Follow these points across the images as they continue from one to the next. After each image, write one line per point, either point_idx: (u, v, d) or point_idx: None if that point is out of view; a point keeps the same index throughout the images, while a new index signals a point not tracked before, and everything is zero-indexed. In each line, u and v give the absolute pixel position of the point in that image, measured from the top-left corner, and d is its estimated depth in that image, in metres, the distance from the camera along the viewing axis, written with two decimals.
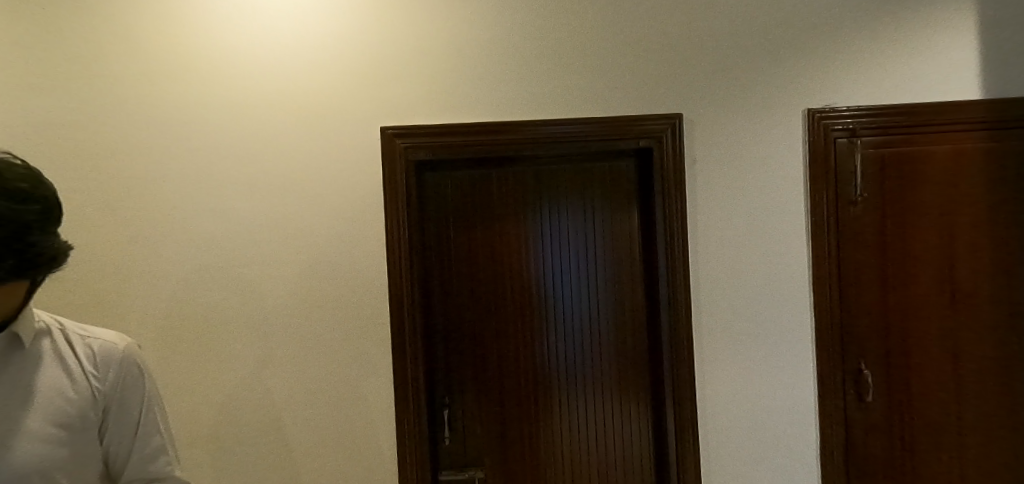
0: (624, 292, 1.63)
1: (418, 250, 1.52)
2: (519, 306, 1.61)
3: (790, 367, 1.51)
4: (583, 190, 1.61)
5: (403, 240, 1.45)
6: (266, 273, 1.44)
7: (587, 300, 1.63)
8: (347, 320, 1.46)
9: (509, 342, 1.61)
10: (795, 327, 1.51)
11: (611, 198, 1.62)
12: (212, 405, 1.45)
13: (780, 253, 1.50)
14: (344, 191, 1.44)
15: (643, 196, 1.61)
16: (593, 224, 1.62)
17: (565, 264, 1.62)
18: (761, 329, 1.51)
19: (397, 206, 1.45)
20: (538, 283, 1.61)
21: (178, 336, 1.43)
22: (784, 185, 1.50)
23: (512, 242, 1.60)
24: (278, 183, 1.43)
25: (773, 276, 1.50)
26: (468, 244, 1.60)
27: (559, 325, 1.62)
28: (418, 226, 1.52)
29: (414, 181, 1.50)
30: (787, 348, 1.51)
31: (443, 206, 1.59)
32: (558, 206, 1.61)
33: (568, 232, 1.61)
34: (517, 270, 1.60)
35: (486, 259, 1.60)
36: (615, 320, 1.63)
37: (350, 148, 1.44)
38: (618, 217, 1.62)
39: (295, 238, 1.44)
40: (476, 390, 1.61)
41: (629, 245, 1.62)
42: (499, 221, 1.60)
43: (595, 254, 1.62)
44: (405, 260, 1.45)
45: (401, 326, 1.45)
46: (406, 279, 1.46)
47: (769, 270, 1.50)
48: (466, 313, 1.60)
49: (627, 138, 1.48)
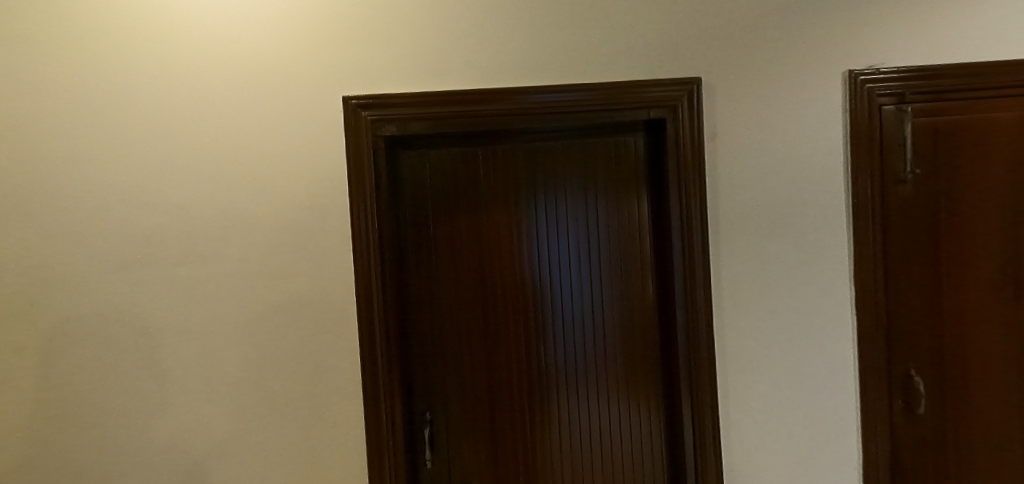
0: (632, 288, 1.41)
1: (391, 243, 1.30)
2: (511, 305, 1.39)
3: (826, 374, 1.30)
4: (584, 171, 1.39)
5: (372, 231, 1.23)
6: (214, 272, 1.25)
7: (590, 297, 1.41)
8: (309, 324, 1.26)
9: (500, 346, 1.40)
10: (832, 327, 1.29)
11: (616, 179, 1.39)
12: (163, 423, 1.27)
13: (816, 242, 1.28)
14: (302, 174, 1.23)
15: (653, 177, 1.38)
16: (595, 210, 1.40)
17: (565, 257, 1.40)
18: (793, 330, 1.29)
19: (364, 192, 1.22)
20: (533, 278, 1.40)
21: (121, 345, 1.25)
22: (821, 161, 1.27)
23: (502, 232, 1.38)
24: (225, 168, 1.23)
25: (807, 269, 1.28)
26: (450, 236, 1.38)
27: (558, 328, 1.41)
28: (390, 214, 1.30)
29: (385, 162, 1.28)
30: (824, 352, 1.30)
31: (420, 191, 1.38)
32: (554, 190, 1.39)
33: (567, 219, 1.39)
34: (508, 263, 1.39)
35: (472, 252, 1.38)
36: (621, 320, 1.42)
37: (307, 124, 1.23)
38: (625, 202, 1.40)
39: (250, 232, 1.24)
40: (463, 402, 1.41)
41: (638, 233, 1.40)
42: (487, 207, 1.38)
43: (598, 245, 1.40)
44: (374, 255, 1.24)
45: (372, 332, 1.25)
46: (377, 277, 1.24)
47: (801, 262, 1.28)
48: (450, 314, 1.39)
49: (635, 107, 1.25)
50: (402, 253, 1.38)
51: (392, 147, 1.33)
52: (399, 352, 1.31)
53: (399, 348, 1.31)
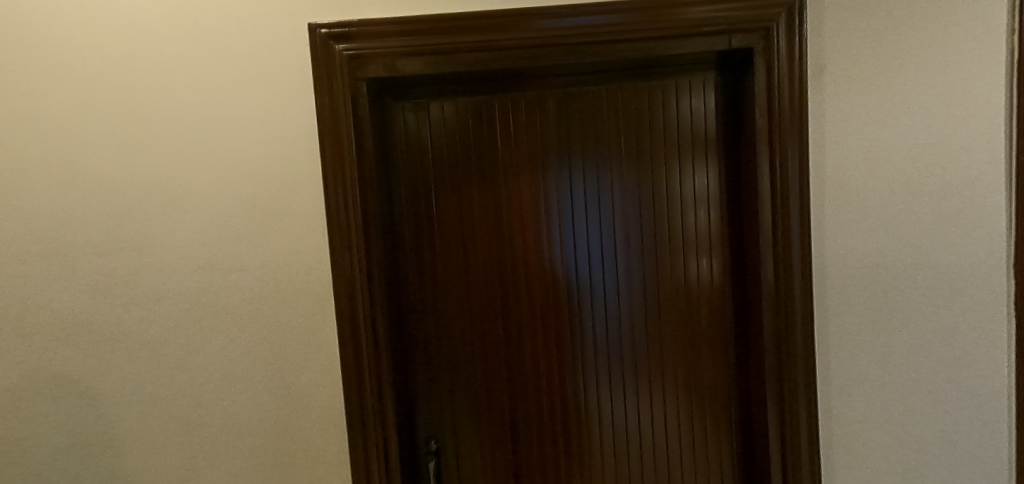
0: (696, 281, 1.08)
1: (382, 225, 0.99)
2: (538, 304, 1.08)
3: (987, 407, 0.92)
4: (634, 128, 1.05)
5: (354, 209, 0.92)
6: (142, 263, 0.93)
7: (641, 294, 1.09)
8: (274, 332, 0.95)
9: (523, 356, 1.10)
10: (1000, 342, 0.90)
11: (676, 138, 1.05)
12: (87, 465, 0.97)
13: (975, 219, 0.89)
14: (256, 132, 0.91)
15: (727, 134, 1.04)
16: (648, 179, 1.06)
17: (609, 241, 1.07)
18: (936, 343, 0.92)
19: (341, 157, 0.90)
20: (565, 269, 1.08)
21: (26, 365, 0.95)
22: (988, 102, 0.88)
23: (525, 209, 1.06)
24: (152, 125, 0.91)
25: (961, 258, 0.90)
26: (460, 214, 1.07)
27: (599, 332, 1.09)
28: (379, 187, 0.98)
29: (371, 116, 0.96)
30: (983, 376, 0.92)
31: (419, 157, 1.06)
32: (594, 153, 1.05)
33: (611, 193, 1.06)
34: (534, 251, 1.07)
35: (488, 236, 1.07)
36: (682, 323, 1.09)
37: (261, 61, 0.90)
38: (689, 168, 1.05)
39: (189, 213, 0.93)
40: (478, 424, 1.11)
41: (705, 209, 1.06)
42: (506, 177, 1.06)
43: (652, 226, 1.07)
44: (358, 242, 0.92)
45: (358, 343, 0.94)
46: (362, 270, 0.93)
47: (950, 246, 0.90)
48: (461, 316, 1.09)
49: (712, 32, 0.90)
50: (396, 237, 1.07)
51: (379, 97, 1.00)
52: (394, 366, 1.01)
53: (394, 362, 1.01)
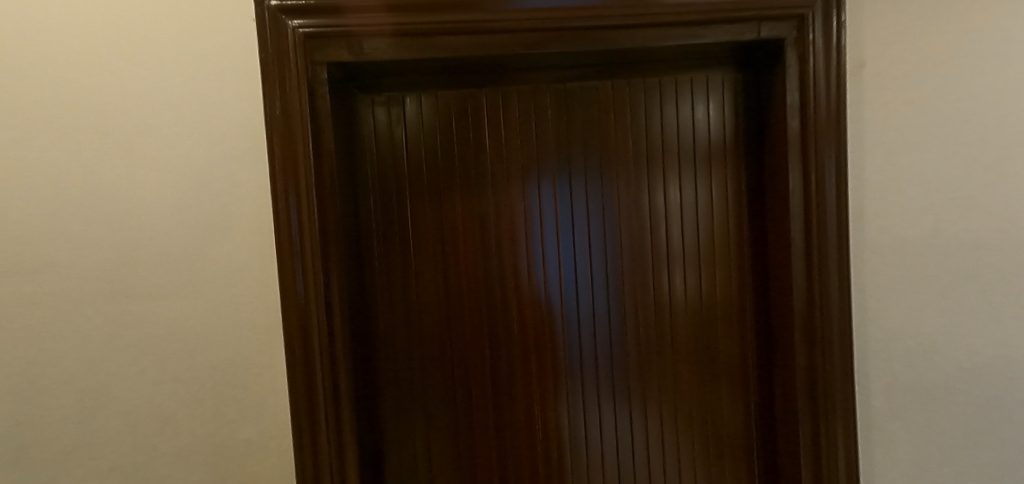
0: (710, 306, 0.94)
1: (345, 243, 0.82)
2: (531, 333, 0.93)
3: None
4: (641, 132, 0.91)
5: (311, 222, 0.74)
6: (1, 297, 0.69)
7: (648, 322, 0.94)
8: (197, 382, 0.73)
9: (514, 394, 0.94)
10: None
11: (689, 144, 0.91)
12: None
13: None
14: (179, 125, 0.71)
15: (745, 140, 0.90)
16: (657, 191, 0.92)
17: (611, 262, 0.93)
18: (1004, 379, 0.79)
19: (295, 157, 0.73)
20: (563, 292, 0.93)
21: None
22: None
23: (516, 223, 0.91)
24: (29, 111, 0.68)
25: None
26: (438, 230, 0.91)
27: (601, 367, 0.94)
28: (342, 197, 0.81)
29: (333, 111, 0.79)
30: None
31: (393, 164, 0.90)
32: (596, 160, 0.91)
33: (614, 205, 0.92)
34: (526, 272, 0.92)
35: (472, 255, 0.91)
36: (694, 354, 0.95)
37: (187, 34, 0.71)
38: (702, 178, 0.92)
39: (80, 228, 0.70)
40: (460, 476, 0.94)
41: (721, 224, 0.92)
42: (493, 186, 0.90)
43: (661, 244, 0.93)
44: (313, 264, 0.74)
45: (313, 389, 0.76)
46: (318, 299, 0.75)
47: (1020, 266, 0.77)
48: (440, 349, 0.92)
49: (740, 18, 0.77)
50: (361, 257, 0.90)
51: (342, 89, 0.83)
52: (357, 414, 0.83)
53: (358, 408, 0.83)
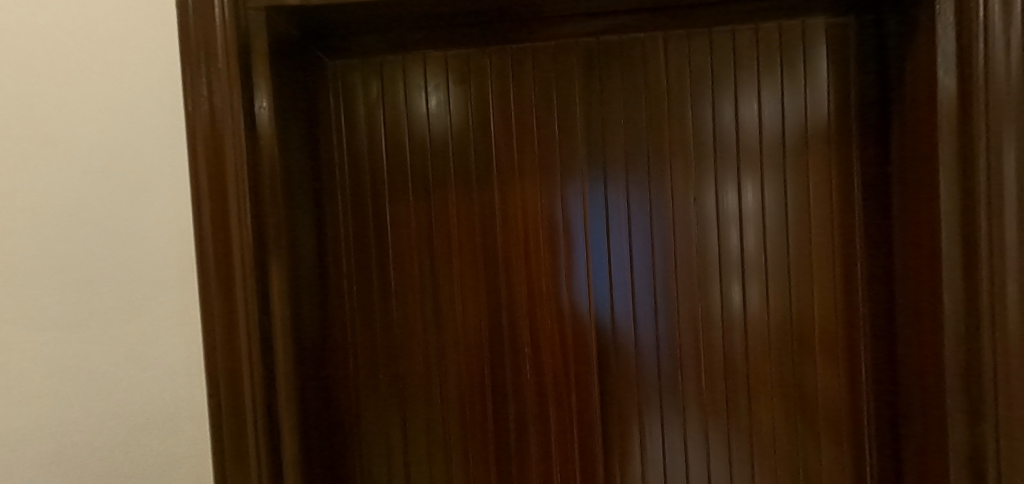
0: (803, 348, 0.66)
1: (296, 255, 0.61)
2: (550, 374, 0.70)
3: None
4: (704, 105, 0.66)
5: (241, 228, 0.53)
6: None
7: (711, 367, 0.68)
8: (87, 437, 0.54)
9: (527, 452, 0.72)
10: None
11: (772, 120, 0.65)
12: None
13: None
14: (75, 93, 0.54)
15: (856, 111, 0.63)
16: (724, 186, 0.66)
17: (660, 282, 0.68)
18: None
19: (218, 134, 0.53)
20: (595, 322, 0.69)
21: None
22: None
23: (531, 228, 0.68)
24: None
25: None
26: (427, 237, 0.70)
27: (643, 424, 0.69)
28: (292, 194, 0.60)
29: (278, 78, 0.58)
30: None
31: (368, 152, 0.69)
32: (638, 144, 0.67)
33: (664, 205, 0.67)
34: (543, 295, 0.69)
35: (471, 271, 0.70)
36: (779, 415, 0.67)
37: None
38: (793, 167, 0.65)
39: None
40: None
41: (821, 233, 0.65)
42: (498, 180, 0.69)
43: (732, 260, 0.67)
44: (242, 287, 0.53)
45: (245, 458, 0.55)
46: (250, 334, 0.54)
47: None
48: (430, 391, 0.72)
49: None
50: (328, 269, 0.70)
51: (297, 51, 0.64)
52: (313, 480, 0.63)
53: (315, 471, 0.63)
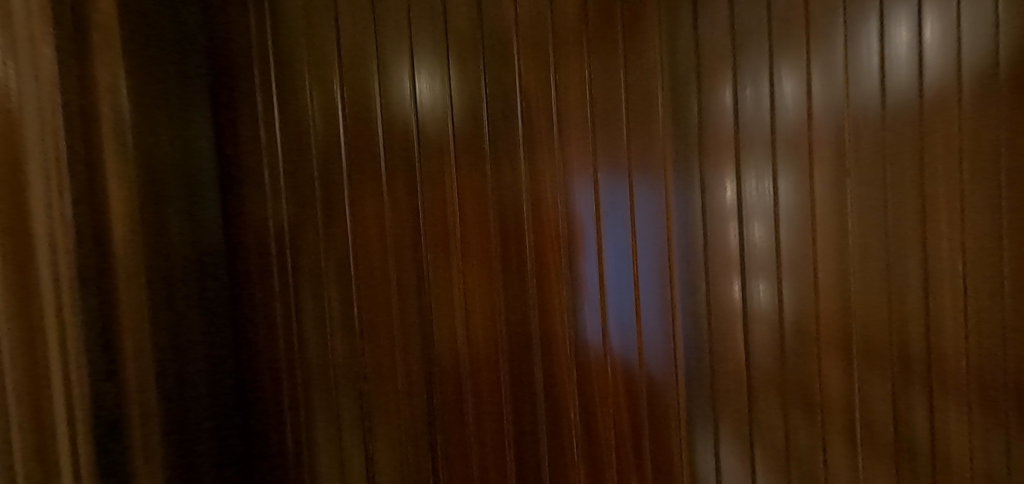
0: (893, 367, 0.52)
1: (155, 239, 0.52)
2: (590, 404, 0.58)
3: None
4: (768, 69, 0.52)
5: (53, 200, 0.40)
6: None
7: (765, 392, 0.55)
8: None
9: None
10: None
11: (859, 73, 0.50)
12: None
13: None
14: None
15: (982, 53, 0.48)
16: (789, 159, 0.52)
17: (713, 281, 0.55)
18: None
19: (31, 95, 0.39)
20: (638, 340, 0.56)
21: None
22: None
23: (555, 227, 0.57)
24: None
25: None
26: (414, 238, 0.58)
27: (686, 457, 0.57)
28: (155, 163, 0.53)
29: (131, 26, 0.51)
30: None
31: (323, 118, 0.59)
32: (684, 105, 0.54)
33: (717, 190, 0.54)
34: (569, 309, 0.57)
35: (479, 271, 0.58)
36: (855, 444, 0.54)
37: None
38: (891, 144, 0.50)
39: None
40: None
41: (912, 218, 0.51)
42: (523, 154, 0.57)
43: (795, 255, 0.53)
44: (53, 268, 0.40)
45: None
46: (64, 342, 0.41)
47: None
48: (409, 411, 0.60)
49: None
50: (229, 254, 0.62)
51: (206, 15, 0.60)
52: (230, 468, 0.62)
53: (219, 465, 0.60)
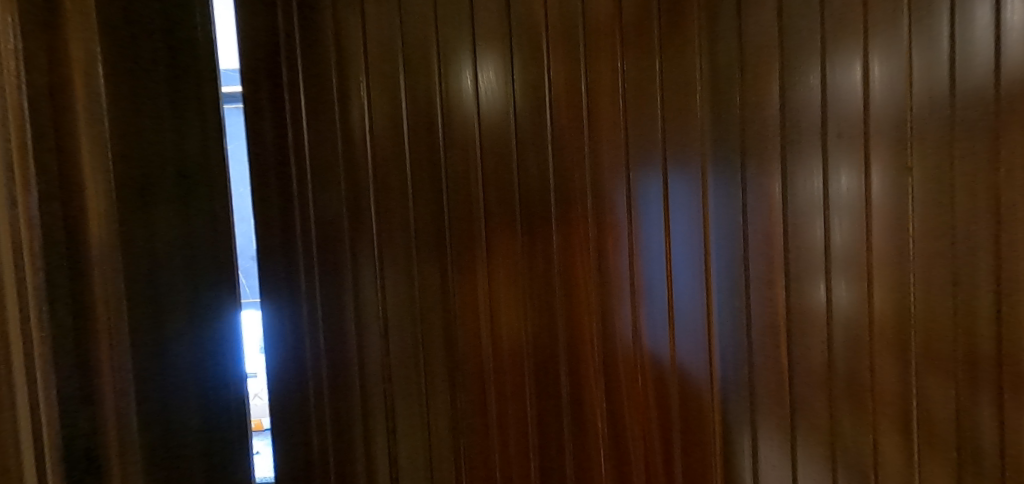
0: (962, 367, 0.48)
1: (139, 226, 0.49)
2: (623, 401, 0.55)
3: None
4: (823, 53, 0.48)
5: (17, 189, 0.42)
6: None
7: (817, 392, 0.51)
8: None
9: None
10: None
11: (925, 58, 0.47)
12: None
13: None
14: None
15: None
16: (849, 150, 0.49)
17: (756, 272, 0.51)
18: None
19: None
20: (682, 336, 0.53)
21: None
22: None
23: (585, 216, 0.54)
24: None
25: None
26: (437, 228, 0.56)
27: (723, 459, 0.53)
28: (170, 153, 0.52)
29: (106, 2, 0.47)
30: None
31: (356, 97, 0.55)
32: (739, 84, 0.51)
33: (773, 177, 0.50)
34: (599, 302, 0.54)
35: (507, 262, 0.56)
36: (911, 452, 0.50)
37: None
38: (960, 130, 0.46)
39: None
40: None
41: (984, 206, 0.46)
42: (548, 136, 0.54)
43: (856, 247, 0.49)
44: (15, 260, 0.42)
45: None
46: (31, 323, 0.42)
47: None
48: (430, 405, 0.58)
49: None
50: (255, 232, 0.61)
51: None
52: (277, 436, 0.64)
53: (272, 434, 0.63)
